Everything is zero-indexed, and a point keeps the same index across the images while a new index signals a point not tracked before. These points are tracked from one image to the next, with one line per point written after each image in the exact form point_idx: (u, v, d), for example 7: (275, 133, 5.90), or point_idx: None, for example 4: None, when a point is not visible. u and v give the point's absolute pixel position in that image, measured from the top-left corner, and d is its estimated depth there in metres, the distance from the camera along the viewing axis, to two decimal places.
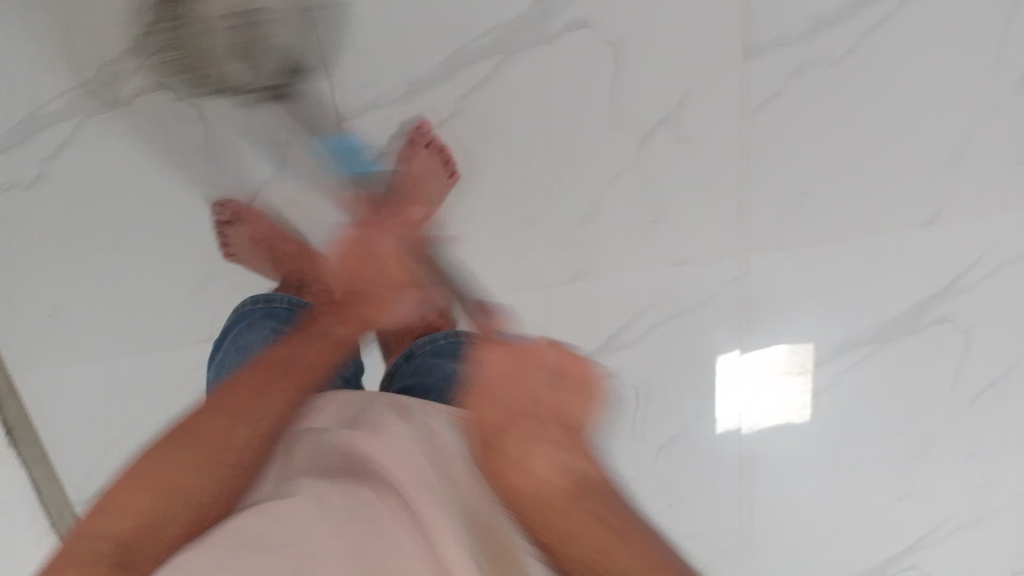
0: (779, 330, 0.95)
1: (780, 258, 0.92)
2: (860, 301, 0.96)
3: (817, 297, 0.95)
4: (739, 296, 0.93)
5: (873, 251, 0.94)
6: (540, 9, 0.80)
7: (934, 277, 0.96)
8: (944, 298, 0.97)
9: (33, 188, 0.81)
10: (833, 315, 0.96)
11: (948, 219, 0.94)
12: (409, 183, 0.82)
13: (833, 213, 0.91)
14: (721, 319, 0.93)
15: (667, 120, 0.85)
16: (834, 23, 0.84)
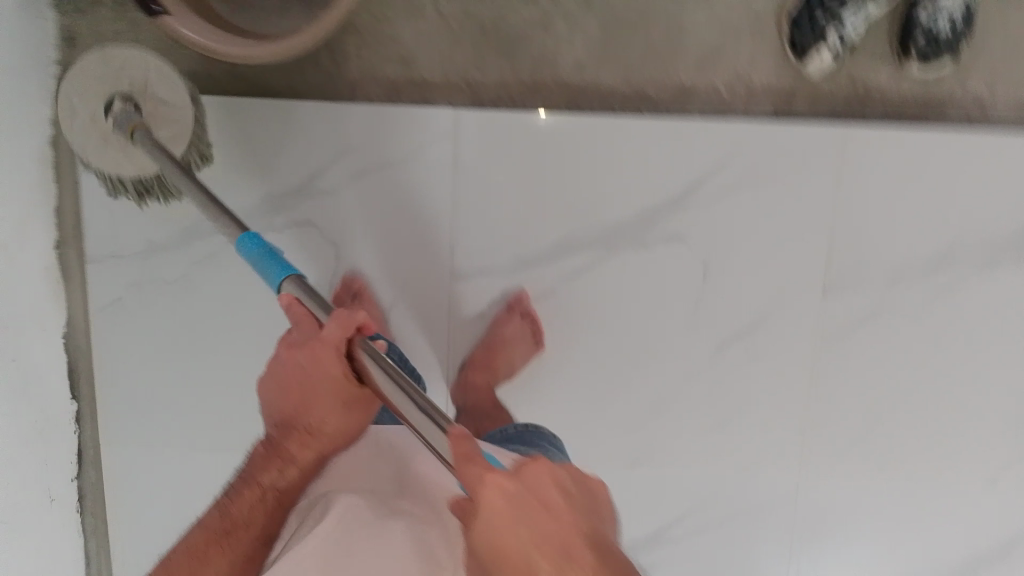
0: (824, 557, 0.96)
1: (834, 485, 0.95)
2: (907, 544, 0.96)
3: (866, 532, 0.96)
4: (788, 514, 0.95)
5: (927, 498, 0.95)
6: (644, 219, 0.90)
7: (986, 538, 0.96)
8: (996, 562, 0.96)
9: (175, 286, 0.92)
10: (880, 554, 0.96)
11: (1008, 484, 0.95)
12: (496, 342, 0.91)
13: (892, 454, 0.94)
14: (766, 535, 0.96)
15: (742, 336, 0.92)
16: (911, 281, 0.91)
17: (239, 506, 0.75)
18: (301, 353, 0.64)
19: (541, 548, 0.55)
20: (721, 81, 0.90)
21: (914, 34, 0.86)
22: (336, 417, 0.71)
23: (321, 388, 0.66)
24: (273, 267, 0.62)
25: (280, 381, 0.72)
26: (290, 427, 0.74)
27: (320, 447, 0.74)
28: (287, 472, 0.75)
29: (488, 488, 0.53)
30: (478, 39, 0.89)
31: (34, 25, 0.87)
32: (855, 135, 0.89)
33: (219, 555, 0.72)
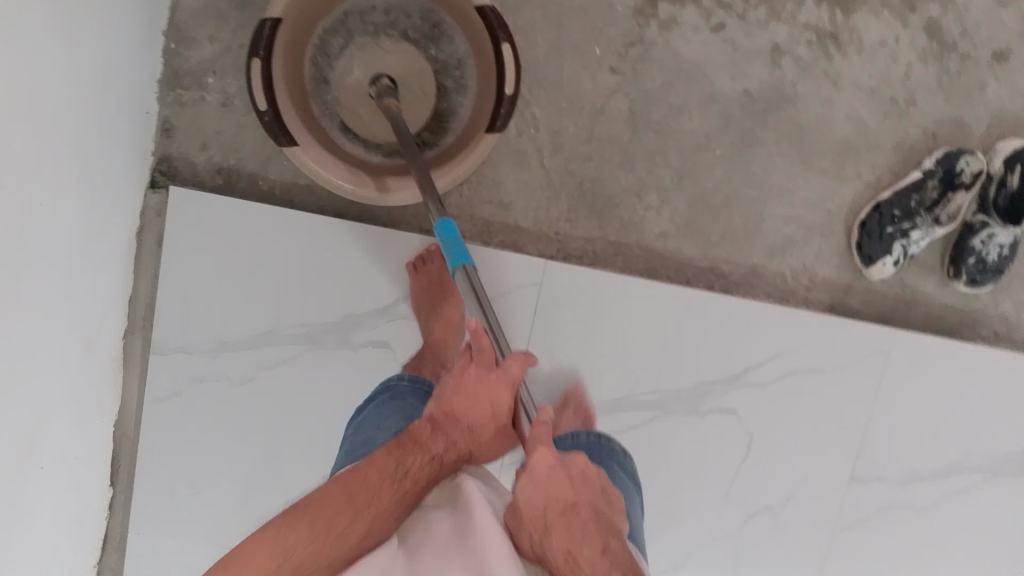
0: None
1: None
2: None
3: None
4: None
5: None
6: (702, 388, 0.96)
7: None
8: None
9: (239, 386, 0.92)
10: None
11: None
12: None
13: None
14: None
15: (773, 506, 0.97)
16: (929, 476, 0.99)
17: (381, 461, 0.67)
18: (477, 381, 0.69)
19: (555, 507, 0.62)
20: (788, 269, 0.96)
21: (966, 259, 0.94)
22: (489, 433, 0.71)
23: (486, 410, 0.69)
24: (452, 253, 0.67)
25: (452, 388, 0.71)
26: (445, 422, 0.71)
27: (468, 445, 0.71)
28: (432, 465, 0.69)
29: (537, 456, 0.63)
30: (573, 193, 0.94)
31: (143, 120, 0.87)
32: (902, 339, 0.96)
33: (376, 485, 0.65)
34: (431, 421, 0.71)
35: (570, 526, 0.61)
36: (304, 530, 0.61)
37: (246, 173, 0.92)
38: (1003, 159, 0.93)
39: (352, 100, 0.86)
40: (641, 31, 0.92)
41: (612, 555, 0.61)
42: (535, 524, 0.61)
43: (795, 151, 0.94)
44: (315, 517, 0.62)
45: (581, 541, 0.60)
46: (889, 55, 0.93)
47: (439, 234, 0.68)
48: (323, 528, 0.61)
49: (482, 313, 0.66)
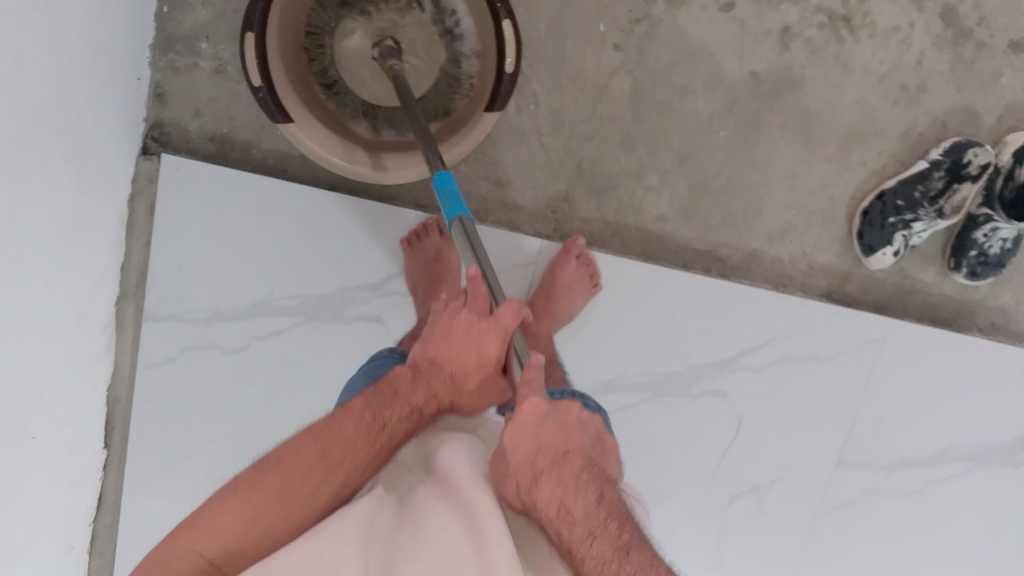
0: None
1: None
2: None
3: None
4: None
5: None
6: (694, 372, 0.96)
7: None
8: None
9: (231, 356, 0.93)
10: None
11: None
12: (554, 289, 0.89)
13: None
14: None
15: (760, 488, 0.98)
16: (916, 464, 0.99)
17: (356, 411, 0.60)
18: (465, 329, 0.64)
19: (546, 454, 0.57)
20: (787, 255, 0.95)
21: (967, 251, 0.93)
22: (474, 383, 0.65)
23: (473, 358, 0.64)
24: (450, 205, 0.65)
25: (438, 332, 0.65)
26: (429, 369, 0.65)
27: (448, 396, 0.65)
28: (411, 419, 0.63)
29: (526, 406, 0.57)
30: (572, 173, 0.92)
31: (135, 87, 0.86)
32: (897, 327, 0.95)
33: (350, 437, 0.58)
34: (413, 368, 0.65)
35: (562, 477, 0.57)
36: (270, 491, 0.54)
37: (239, 141, 0.91)
38: (1013, 150, 0.90)
39: (356, 71, 0.83)
40: (648, 9, 0.89)
41: (607, 506, 0.57)
42: (522, 476, 0.56)
43: (800, 136, 0.92)
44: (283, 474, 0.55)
45: (573, 494, 0.56)
46: (902, 40, 0.90)
47: (437, 187, 0.66)
48: (292, 488, 0.55)
49: (478, 262, 0.62)
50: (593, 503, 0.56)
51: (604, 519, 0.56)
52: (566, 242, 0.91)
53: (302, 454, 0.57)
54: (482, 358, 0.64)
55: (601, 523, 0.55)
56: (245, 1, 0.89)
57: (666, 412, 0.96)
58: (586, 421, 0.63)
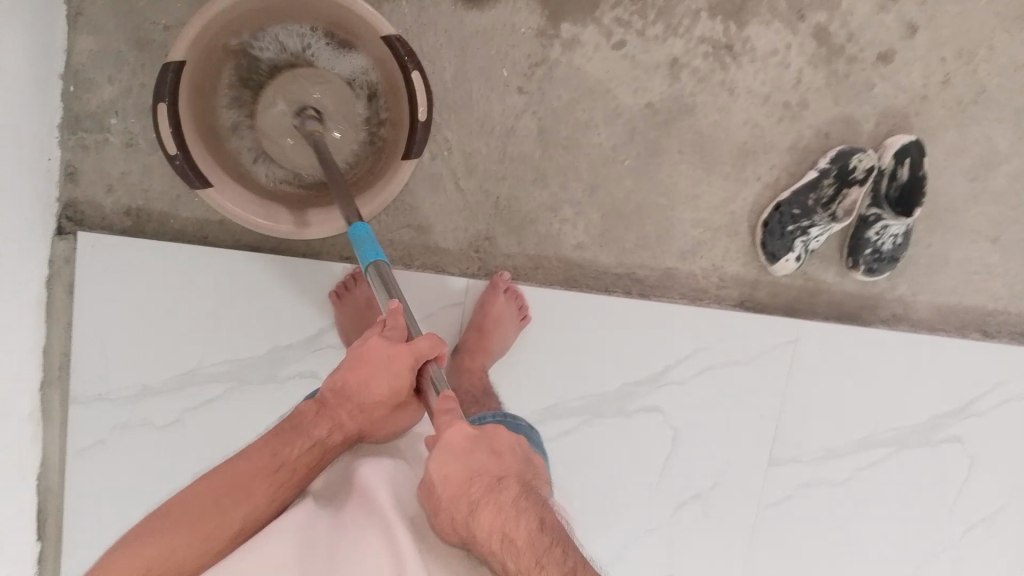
0: None
1: None
2: None
3: None
4: None
5: None
6: (626, 390, 0.99)
7: None
8: None
9: (165, 429, 0.92)
10: None
11: None
12: (485, 322, 0.92)
13: None
14: None
15: (699, 495, 1.02)
16: (840, 456, 1.05)
17: (264, 446, 0.65)
18: (374, 352, 0.65)
19: (477, 482, 0.58)
20: (699, 270, 1.01)
21: (862, 249, 0.99)
22: (383, 412, 0.67)
23: (382, 387, 0.65)
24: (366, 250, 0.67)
25: (351, 358, 0.67)
26: (335, 400, 0.68)
27: (357, 424, 0.67)
28: (318, 450, 0.66)
29: (449, 433, 0.57)
30: (490, 212, 0.96)
31: (44, 167, 0.85)
32: (807, 328, 1.01)
33: (250, 477, 0.63)
34: (321, 402, 0.69)
35: (498, 503, 0.57)
36: (191, 522, 0.59)
37: (156, 213, 0.91)
38: (894, 153, 0.97)
39: (278, 138, 0.86)
40: (545, 51, 0.94)
41: (545, 527, 0.57)
42: (456, 507, 0.57)
43: (697, 158, 0.98)
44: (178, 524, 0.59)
45: (513, 518, 0.57)
46: (781, 63, 0.97)
47: (353, 236, 0.68)
48: (211, 513, 0.60)
49: (398, 295, 0.65)
50: (538, 521, 0.57)
51: (546, 539, 0.56)
52: (493, 277, 0.95)
53: (215, 481, 0.62)
54: (383, 380, 0.65)
55: (543, 547, 0.56)
56: (150, 74, 0.89)
57: (604, 430, 0.99)
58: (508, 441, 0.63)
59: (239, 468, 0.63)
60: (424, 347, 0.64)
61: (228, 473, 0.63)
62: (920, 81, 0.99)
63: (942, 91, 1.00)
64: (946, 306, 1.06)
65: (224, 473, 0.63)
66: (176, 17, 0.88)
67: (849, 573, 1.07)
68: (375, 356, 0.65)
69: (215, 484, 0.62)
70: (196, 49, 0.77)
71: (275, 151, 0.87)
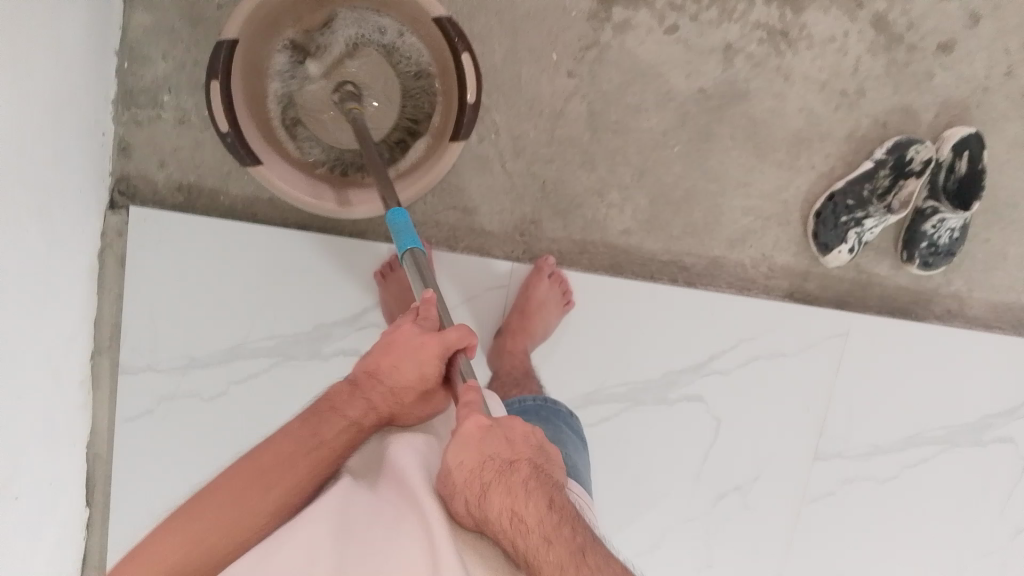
0: None
1: None
2: None
3: None
4: None
5: None
6: (668, 379, 0.98)
7: None
8: None
9: (210, 402, 0.93)
10: None
11: None
12: (528, 305, 0.92)
13: None
14: None
15: (739, 488, 1.01)
16: (885, 453, 1.03)
17: (296, 430, 0.63)
18: (404, 341, 0.64)
19: (489, 466, 0.56)
20: (747, 259, 0.99)
21: (918, 243, 0.97)
22: (412, 398, 0.65)
23: (411, 372, 0.63)
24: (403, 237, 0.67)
25: (383, 344, 0.66)
26: (367, 383, 0.66)
27: (389, 409, 0.65)
28: (351, 433, 0.64)
29: (467, 422, 0.57)
30: (536, 196, 0.95)
31: (99, 141, 0.86)
32: (858, 321, 0.99)
33: (277, 469, 0.61)
34: (354, 382, 0.67)
35: (510, 486, 0.55)
36: (223, 507, 0.58)
37: (206, 189, 0.92)
38: (953, 145, 0.94)
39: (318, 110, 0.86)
40: (596, 34, 0.92)
41: (559, 511, 0.55)
42: (468, 489, 0.56)
43: (750, 145, 0.96)
44: (216, 507, 0.58)
45: (524, 503, 0.55)
46: (840, 48, 0.94)
47: (391, 224, 0.68)
48: (242, 503, 0.58)
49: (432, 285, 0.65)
50: (551, 506, 0.55)
51: (557, 522, 0.54)
52: (538, 261, 0.94)
53: (245, 467, 0.61)
54: (412, 367, 0.63)
55: (554, 529, 0.53)
56: (203, 51, 0.89)
57: (644, 419, 0.98)
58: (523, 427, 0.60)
59: (267, 457, 0.61)
60: (453, 334, 0.62)
61: (256, 461, 0.61)
62: (985, 71, 0.96)
63: (1007, 81, 0.96)
64: (1001, 304, 1.03)
65: (255, 460, 0.61)
66: None
67: (892, 573, 1.05)
68: (404, 346, 0.64)
69: (244, 472, 0.60)
70: (249, 25, 0.77)
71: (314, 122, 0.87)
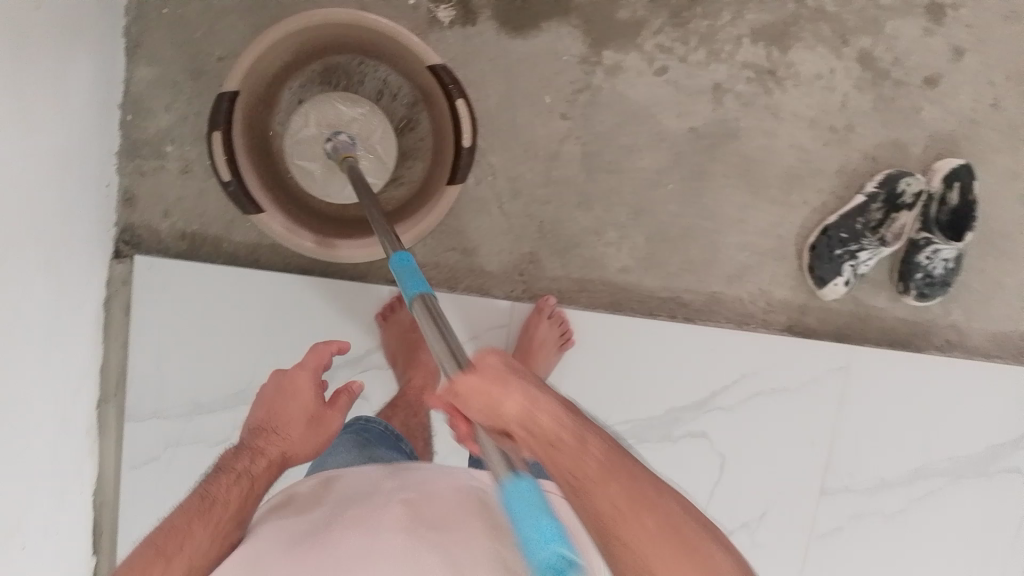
0: None
1: None
2: None
3: None
4: None
5: None
6: (671, 417, 0.98)
7: None
8: None
9: (215, 448, 0.93)
10: None
11: None
12: (531, 346, 0.91)
13: None
14: None
15: (746, 525, 1.00)
16: (892, 487, 1.02)
17: (198, 492, 0.67)
18: (277, 390, 0.79)
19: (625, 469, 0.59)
20: (746, 294, 1.00)
21: (913, 274, 0.97)
22: (298, 430, 0.76)
23: (288, 407, 0.77)
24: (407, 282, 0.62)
25: (258, 403, 0.80)
26: (253, 438, 0.75)
27: (276, 450, 0.74)
28: (248, 475, 0.70)
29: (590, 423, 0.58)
30: (534, 236, 0.96)
31: (104, 192, 0.88)
32: (860, 355, 0.99)
33: (203, 510, 0.64)
34: (236, 449, 0.74)
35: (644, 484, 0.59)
36: (161, 562, 0.59)
37: (209, 237, 0.93)
38: (943, 176, 0.96)
39: (311, 151, 0.86)
40: (587, 78, 0.94)
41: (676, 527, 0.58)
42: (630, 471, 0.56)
43: (743, 182, 0.97)
44: (150, 559, 0.59)
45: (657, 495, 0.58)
46: (826, 85, 0.96)
47: (393, 269, 0.64)
48: (178, 546, 0.60)
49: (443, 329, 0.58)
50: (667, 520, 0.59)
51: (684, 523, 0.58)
52: (538, 302, 0.95)
53: (172, 522, 0.63)
54: (295, 401, 0.77)
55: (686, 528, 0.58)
56: (206, 104, 0.92)
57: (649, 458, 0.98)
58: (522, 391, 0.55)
59: (194, 507, 0.64)
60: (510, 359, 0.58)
61: (180, 516, 0.63)
62: (970, 104, 0.98)
63: (992, 114, 0.99)
64: (1000, 334, 1.04)
65: (184, 510, 0.64)
66: (230, 49, 0.91)
67: None
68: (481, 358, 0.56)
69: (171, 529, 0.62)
70: (251, 77, 0.80)
71: (313, 166, 0.86)
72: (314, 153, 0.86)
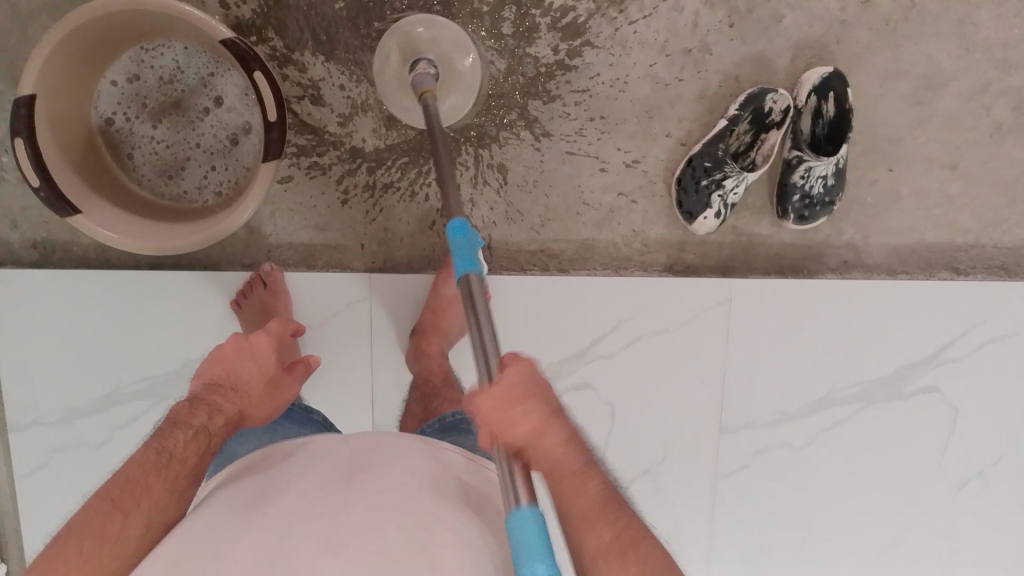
0: None
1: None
2: None
3: None
4: None
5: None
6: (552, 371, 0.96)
7: None
8: None
9: (98, 448, 0.95)
10: None
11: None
12: (440, 303, 0.90)
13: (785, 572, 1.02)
14: None
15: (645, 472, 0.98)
16: (796, 419, 0.97)
17: (143, 451, 0.67)
18: (234, 349, 0.77)
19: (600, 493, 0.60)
20: (617, 237, 0.95)
21: (790, 196, 0.91)
22: (257, 387, 0.75)
23: (250, 368, 0.76)
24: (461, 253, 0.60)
25: (214, 356, 0.77)
26: (207, 393, 0.74)
27: (233, 405, 0.74)
28: (200, 437, 0.70)
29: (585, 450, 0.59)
30: (386, 203, 0.93)
31: None
32: (740, 285, 0.94)
33: (144, 479, 0.64)
34: (190, 399, 0.74)
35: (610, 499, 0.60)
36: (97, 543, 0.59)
37: (60, 242, 0.93)
38: (811, 87, 0.89)
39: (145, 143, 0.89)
40: None
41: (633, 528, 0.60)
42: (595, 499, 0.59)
43: (597, 120, 0.92)
44: (87, 531, 0.60)
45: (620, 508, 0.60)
46: (673, 7, 0.90)
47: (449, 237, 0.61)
48: (112, 519, 0.60)
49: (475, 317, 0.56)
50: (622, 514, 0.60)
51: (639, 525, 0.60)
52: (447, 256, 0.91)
53: (120, 489, 0.63)
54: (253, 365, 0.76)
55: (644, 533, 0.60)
56: None
57: None
58: (542, 412, 0.56)
59: (130, 478, 0.64)
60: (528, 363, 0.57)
61: (128, 483, 0.63)
62: (837, 4, 0.90)
63: (864, 12, 0.91)
64: (903, 247, 0.97)
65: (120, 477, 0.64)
66: None
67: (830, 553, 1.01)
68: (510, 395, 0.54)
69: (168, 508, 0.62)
70: (47, 81, 0.78)
71: (152, 153, 0.90)
72: (150, 143, 0.90)
